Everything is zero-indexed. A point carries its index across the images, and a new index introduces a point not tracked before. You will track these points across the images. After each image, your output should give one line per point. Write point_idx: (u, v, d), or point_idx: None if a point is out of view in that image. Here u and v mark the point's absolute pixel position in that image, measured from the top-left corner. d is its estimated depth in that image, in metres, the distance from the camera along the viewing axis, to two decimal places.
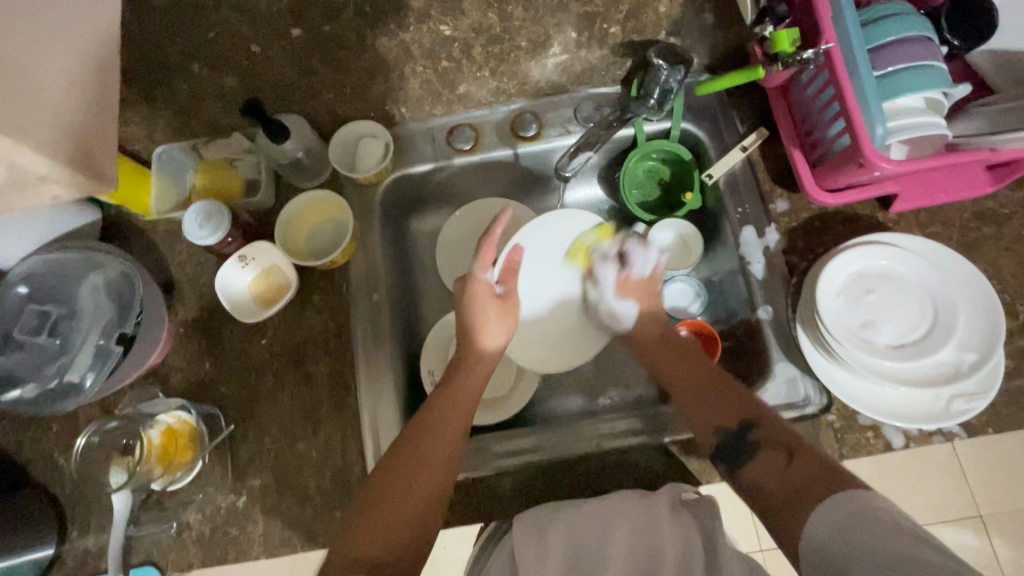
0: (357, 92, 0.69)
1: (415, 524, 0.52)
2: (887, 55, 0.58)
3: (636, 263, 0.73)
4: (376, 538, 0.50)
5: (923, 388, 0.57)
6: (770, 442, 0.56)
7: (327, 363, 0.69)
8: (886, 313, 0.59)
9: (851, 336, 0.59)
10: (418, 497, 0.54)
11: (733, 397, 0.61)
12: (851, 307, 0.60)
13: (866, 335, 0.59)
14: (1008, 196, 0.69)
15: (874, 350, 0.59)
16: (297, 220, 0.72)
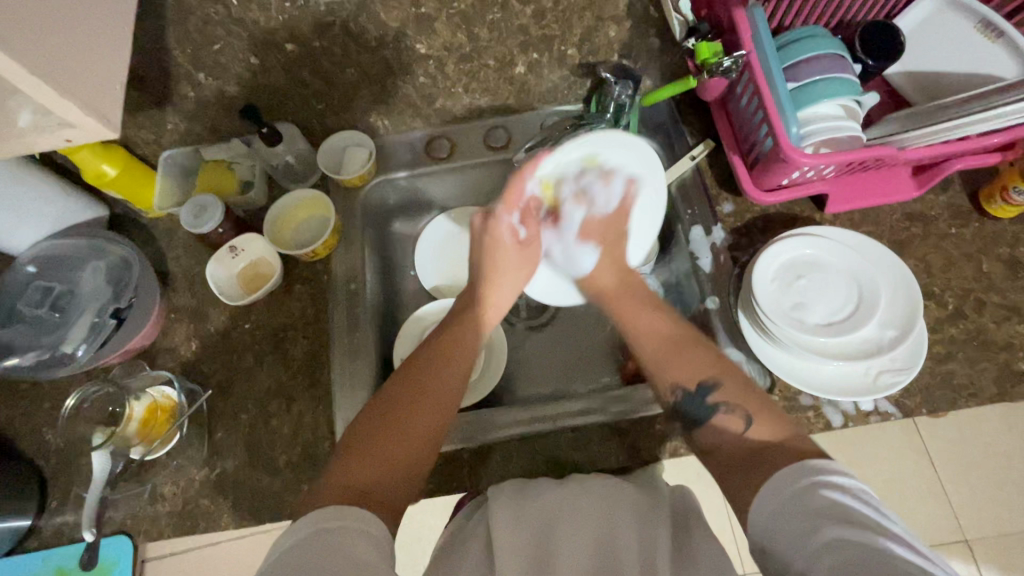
0: (345, 103, 0.77)
1: (409, 455, 0.55)
2: (801, 69, 0.67)
3: (599, 201, 0.71)
4: (365, 466, 0.53)
5: (854, 362, 0.62)
6: (728, 406, 0.54)
7: (305, 345, 0.74)
8: (817, 295, 0.65)
9: (785, 315, 0.64)
10: (408, 444, 0.56)
11: (703, 356, 0.60)
12: (785, 290, 0.66)
13: (799, 315, 0.64)
14: (933, 199, 0.76)
15: (806, 329, 0.64)
16: (286, 216, 0.79)
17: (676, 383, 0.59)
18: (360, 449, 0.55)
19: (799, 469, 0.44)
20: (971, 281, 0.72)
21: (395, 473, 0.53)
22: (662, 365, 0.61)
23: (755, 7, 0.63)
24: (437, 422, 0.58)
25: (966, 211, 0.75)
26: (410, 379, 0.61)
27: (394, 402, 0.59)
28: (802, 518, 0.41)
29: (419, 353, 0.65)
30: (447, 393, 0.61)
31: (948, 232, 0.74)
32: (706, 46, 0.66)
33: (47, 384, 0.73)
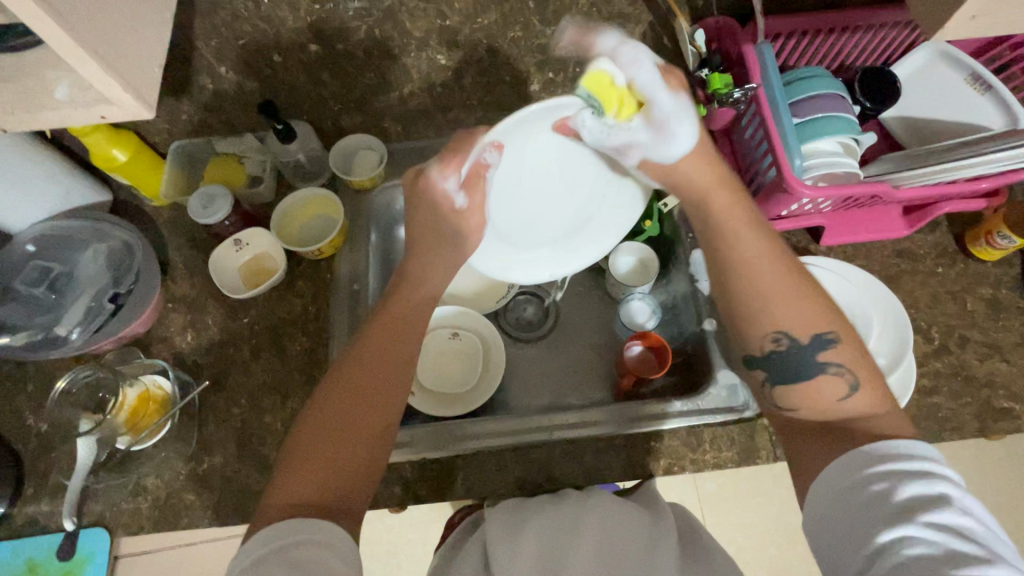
0: (361, 106, 0.79)
1: (359, 464, 0.50)
2: (805, 106, 0.70)
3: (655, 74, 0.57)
4: (317, 478, 0.48)
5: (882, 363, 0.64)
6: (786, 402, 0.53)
7: (303, 342, 0.74)
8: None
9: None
10: (349, 450, 0.50)
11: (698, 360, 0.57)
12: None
13: None
14: (923, 238, 0.79)
15: None
16: (292, 213, 0.79)
17: (777, 330, 0.53)
18: (308, 448, 0.49)
19: (868, 454, 0.45)
20: (955, 318, 0.75)
21: (348, 485, 0.49)
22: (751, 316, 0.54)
23: (764, 44, 0.66)
24: (381, 422, 0.52)
25: (952, 251, 0.78)
26: (352, 373, 0.53)
27: (335, 399, 0.52)
28: (866, 509, 0.42)
29: (373, 337, 0.56)
30: (381, 394, 0.53)
31: (935, 270, 0.77)
32: (716, 78, 0.68)
33: (33, 367, 0.71)
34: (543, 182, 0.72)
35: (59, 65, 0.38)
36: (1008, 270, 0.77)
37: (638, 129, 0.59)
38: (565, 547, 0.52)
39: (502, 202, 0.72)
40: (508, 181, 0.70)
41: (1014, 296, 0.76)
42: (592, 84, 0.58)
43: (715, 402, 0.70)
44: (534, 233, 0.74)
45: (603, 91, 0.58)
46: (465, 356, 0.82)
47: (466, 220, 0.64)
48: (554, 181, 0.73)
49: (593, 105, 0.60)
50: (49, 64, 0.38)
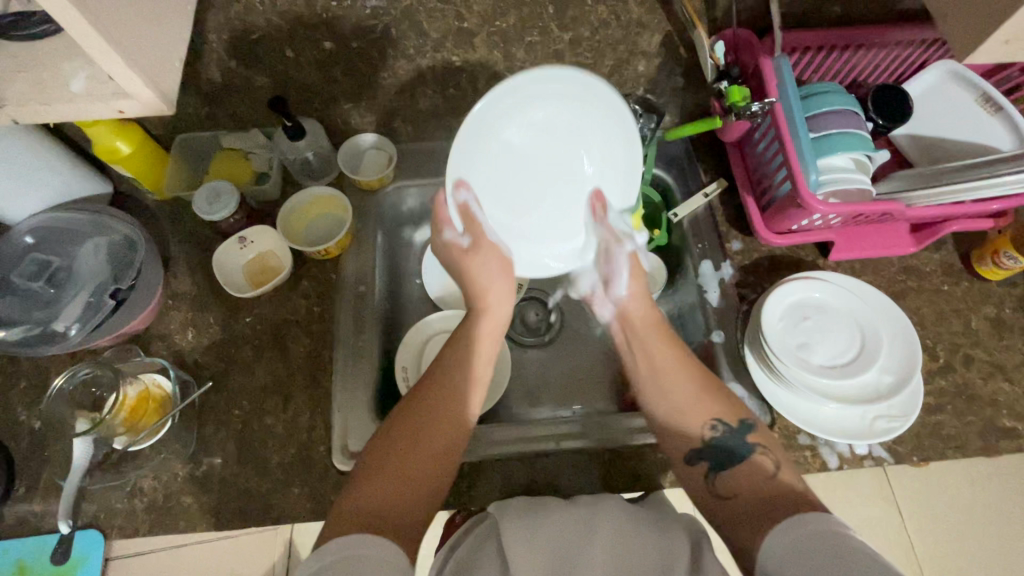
0: (372, 105, 0.78)
1: (421, 489, 0.51)
2: (821, 121, 0.70)
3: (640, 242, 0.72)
4: (384, 501, 0.49)
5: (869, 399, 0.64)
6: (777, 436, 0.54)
7: (308, 343, 0.72)
8: (821, 336, 0.67)
9: (791, 354, 0.66)
10: (415, 475, 0.51)
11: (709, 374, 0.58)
12: (793, 327, 0.68)
13: (803, 355, 0.67)
14: (929, 255, 0.79)
15: (811, 369, 0.66)
16: (299, 212, 0.78)
17: (713, 418, 0.57)
18: (376, 473, 0.51)
19: (813, 514, 0.45)
20: (959, 335, 0.75)
21: (412, 510, 0.49)
22: (682, 408, 0.58)
23: (782, 58, 0.66)
24: (449, 445, 0.54)
25: (957, 269, 0.79)
26: (421, 406, 0.55)
27: (405, 426, 0.54)
28: (819, 556, 0.41)
29: (435, 374, 0.59)
30: (449, 434, 0.54)
31: (940, 287, 0.78)
32: (736, 90, 0.68)
33: (27, 362, 0.69)
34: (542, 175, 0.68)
35: (78, 58, 0.37)
36: (1012, 290, 0.77)
37: (638, 239, 0.70)
38: (577, 548, 0.52)
39: (497, 192, 0.67)
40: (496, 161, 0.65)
41: (1018, 316, 0.76)
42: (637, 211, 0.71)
43: None
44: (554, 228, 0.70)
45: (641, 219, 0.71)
46: None
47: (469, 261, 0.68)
48: (545, 164, 0.67)
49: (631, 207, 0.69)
50: (65, 56, 0.37)
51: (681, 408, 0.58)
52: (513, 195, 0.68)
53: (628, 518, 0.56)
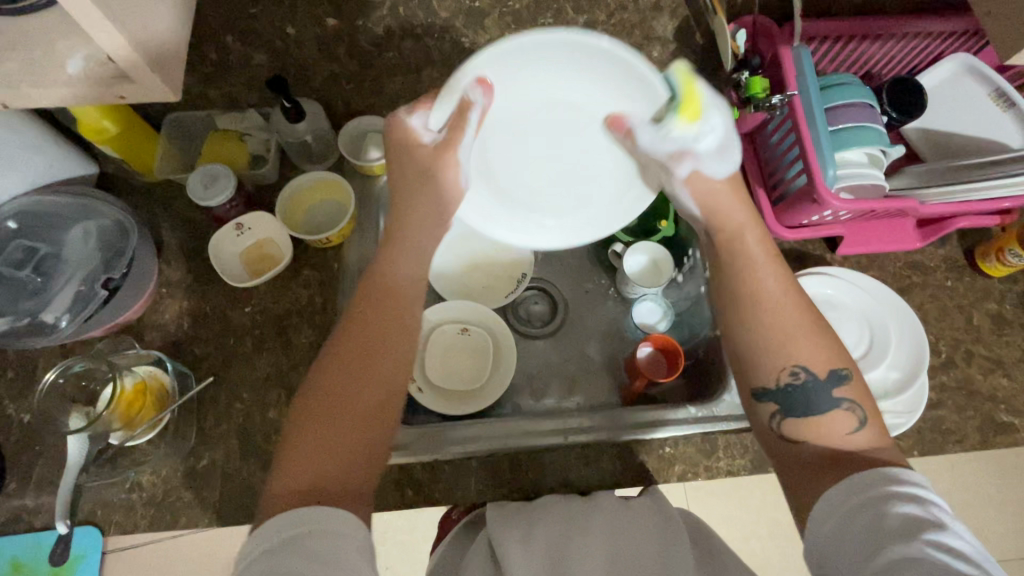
0: (374, 86, 0.75)
1: (363, 450, 0.48)
2: (838, 113, 0.69)
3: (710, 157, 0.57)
4: (312, 462, 0.46)
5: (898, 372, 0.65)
6: None
7: (310, 334, 0.70)
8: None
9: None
10: (350, 436, 0.47)
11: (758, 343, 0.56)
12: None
13: None
14: (934, 251, 0.80)
15: None
16: (299, 197, 0.75)
17: (795, 363, 0.51)
18: (306, 432, 0.47)
19: (871, 476, 0.44)
20: (961, 331, 0.76)
21: (349, 466, 0.47)
22: (766, 350, 0.52)
23: (801, 47, 0.65)
24: (379, 396, 0.49)
25: (961, 266, 0.79)
26: (347, 357, 0.50)
27: (338, 367, 0.50)
28: (867, 530, 0.41)
29: (359, 320, 0.52)
30: (377, 394, 0.49)
31: (944, 283, 0.78)
32: (756, 82, 0.65)
33: (14, 353, 0.66)
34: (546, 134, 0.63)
35: (71, 36, 0.37)
36: (1013, 287, 0.78)
37: (701, 136, 0.56)
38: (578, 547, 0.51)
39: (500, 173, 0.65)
40: (520, 184, 0.66)
41: (1018, 312, 0.77)
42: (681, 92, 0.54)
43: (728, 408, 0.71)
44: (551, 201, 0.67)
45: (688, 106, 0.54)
46: (474, 352, 0.80)
47: (443, 160, 0.57)
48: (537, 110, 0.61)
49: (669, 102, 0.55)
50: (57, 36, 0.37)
51: (755, 357, 0.52)
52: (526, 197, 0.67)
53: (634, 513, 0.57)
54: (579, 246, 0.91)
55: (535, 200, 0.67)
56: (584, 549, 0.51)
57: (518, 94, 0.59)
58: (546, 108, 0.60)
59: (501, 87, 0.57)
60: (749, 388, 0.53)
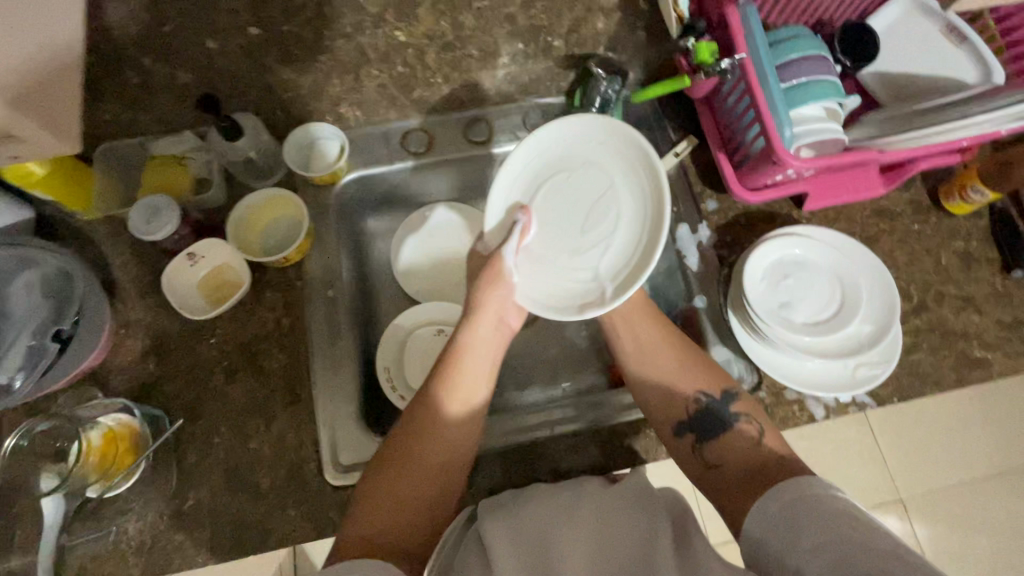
0: (312, 92, 0.72)
1: (423, 507, 0.56)
2: (793, 68, 0.67)
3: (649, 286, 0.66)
4: (377, 518, 0.54)
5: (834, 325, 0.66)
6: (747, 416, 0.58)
7: (281, 357, 0.69)
8: (802, 292, 0.67)
9: (774, 315, 0.66)
10: (418, 495, 0.56)
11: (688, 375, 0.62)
12: (772, 281, 0.68)
13: (784, 314, 0.67)
14: (899, 195, 0.80)
15: (792, 327, 0.66)
16: (252, 217, 0.73)
17: (699, 393, 0.61)
18: (377, 490, 0.56)
19: (797, 481, 0.48)
20: (930, 273, 0.77)
21: (414, 524, 0.55)
22: (668, 390, 0.61)
23: (747, 6, 0.63)
24: (447, 461, 0.58)
25: (927, 207, 0.79)
26: (418, 430, 0.58)
27: (411, 443, 0.58)
28: (794, 523, 0.45)
29: (423, 404, 0.60)
30: (439, 465, 0.58)
31: (911, 227, 0.79)
32: (704, 47, 0.65)
33: None
34: (572, 228, 0.64)
35: None
36: (978, 223, 0.79)
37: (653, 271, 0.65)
38: (553, 533, 0.51)
39: (533, 250, 0.64)
40: (544, 261, 0.64)
41: (984, 248, 0.78)
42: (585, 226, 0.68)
43: None
44: (563, 281, 0.63)
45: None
46: None
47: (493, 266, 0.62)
48: (576, 211, 0.65)
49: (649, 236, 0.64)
50: None
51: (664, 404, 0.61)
52: (539, 269, 0.64)
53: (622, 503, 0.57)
54: None
55: (545, 271, 0.64)
56: (567, 541, 0.51)
57: (568, 163, 0.65)
58: (586, 184, 0.65)
59: (562, 146, 0.65)
60: (667, 426, 0.61)
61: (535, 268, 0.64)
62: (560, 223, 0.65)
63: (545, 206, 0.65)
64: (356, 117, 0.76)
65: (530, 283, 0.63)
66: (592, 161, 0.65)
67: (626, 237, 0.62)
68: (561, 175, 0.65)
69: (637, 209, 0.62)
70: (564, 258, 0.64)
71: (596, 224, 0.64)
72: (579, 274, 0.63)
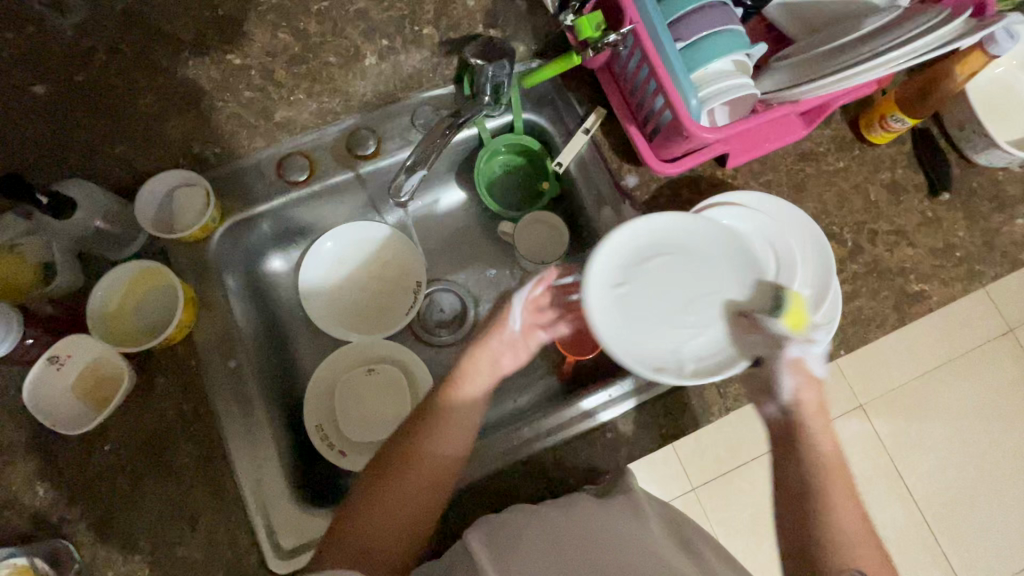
0: (155, 139, 0.65)
1: (405, 520, 0.55)
2: (687, 24, 0.60)
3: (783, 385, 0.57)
4: (367, 529, 0.54)
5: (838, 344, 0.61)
6: None
7: (192, 448, 0.61)
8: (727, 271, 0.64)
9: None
10: (402, 510, 0.55)
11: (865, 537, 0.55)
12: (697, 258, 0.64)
13: None
14: (820, 134, 0.76)
15: None
16: (119, 298, 0.63)
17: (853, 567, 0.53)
18: (368, 506, 0.55)
19: None
20: (861, 212, 0.74)
21: (400, 536, 0.54)
22: (832, 547, 0.53)
23: None
24: (439, 474, 0.56)
25: (849, 141, 0.76)
26: (418, 435, 0.57)
27: (404, 455, 0.57)
28: None
29: (421, 411, 0.59)
30: (426, 484, 0.56)
31: (837, 166, 0.75)
32: (587, 19, 0.60)
33: None
34: (670, 303, 0.57)
35: None
36: (901, 149, 0.76)
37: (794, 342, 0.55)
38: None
39: (620, 303, 0.56)
40: (629, 318, 0.56)
41: (910, 174, 0.75)
42: (791, 296, 0.56)
43: None
44: (644, 341, 0.55)
45: (799, 316, 0.55)
46: (388, 389, 0.72)
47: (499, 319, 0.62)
48: (676, 291, 0.57)
49: (774, 308, 0.56)
50: None
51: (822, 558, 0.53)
52: (618, 324, 0.55)
53: (593, 518, 0.56)
54: (468, 232, 0.84)
55: (637, 323, 0.56)
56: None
57: (688, 247, 0.59)
58: (693, 274, 0.58)
59: (708, 227, 0.59)
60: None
61: (618, 323, 0.55)
62: (659, 294, 0.57)
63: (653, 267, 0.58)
64: (217, 154, 0.67)
65: (616, 334, 0.55)
66: (712, 258, 0.58)
67: (707, 347, 0.56)
68: (677, 252, 0.58)
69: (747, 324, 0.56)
70: (637, 326, 0.56)
71: (684, 313, 0.57)
72: (656, 350, 0.55)
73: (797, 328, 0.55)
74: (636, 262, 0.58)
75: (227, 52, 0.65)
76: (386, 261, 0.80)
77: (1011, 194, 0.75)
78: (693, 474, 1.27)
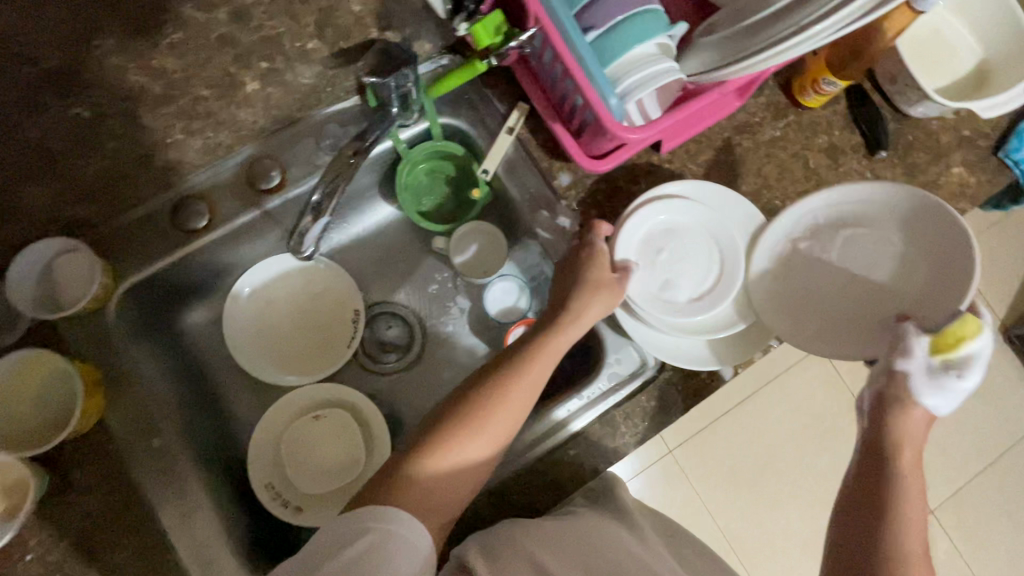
0: (18, 208, 0.57)
1: (476, 468, 0.53)
2: (602, 9, 0.55)
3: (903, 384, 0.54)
4: (440, 478, 0.50)
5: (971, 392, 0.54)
6: None
7: (126, 544, 0.55)
8: (683, 264, 0.64)
9: (655, 299, 0.63)
10: (475, 455, 0.52)
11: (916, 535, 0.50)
12: (647, 248, 0.64)
13: (668, 295, 0.63)
14: (753, 103, 0.72)
15: (676, 307, 0.63)
16: (10, 393, 0.56)
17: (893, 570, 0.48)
18: (446, 445, 0.51)
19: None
20: (801, 180, 0.72)
21: (459, 487, 0.52)
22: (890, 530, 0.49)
23: None
24: (509, 427, 0.54)
25: (784, 107, 0.73)
26: (488, 397, 0.54)
27: (488, 396, 0.54)
28: None
29: (543, 339, 0.58)
30: (504, 432, 0.54)
31: (774, 135, 0.72)
32: (485, 23, 0.55)
33: None
34: (843, 273, 0.63)
35: None
36: (835, 109, 0.73)
37: (929, 368, 0.53)
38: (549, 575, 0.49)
39: (813, 259, 0.63)
40: (817, 273, 0.63)
41: (847, 134, 0.73)
42: (958, 322, 0.53)
43: (619, 374, 0.66)
44: (805, 298, 0.63)
45: (953, 340, 0.53)
46: (339, 434, 0.68)
47: (578, 314, 0.59)
48: (866, 263, 0.62)
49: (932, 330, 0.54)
50: None
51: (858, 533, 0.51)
52: (814, 273, 0.63)
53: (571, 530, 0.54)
54: (402, 248, 0.78)
55: (783, 282, 0.63)
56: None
57: (872, 224, 0.62)
58: (876, 251, 0.62)
59: (881, 213, 0.61)
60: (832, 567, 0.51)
61: (823, 273, 0.63)
62: (830, 263, 0.63)
63: (830, 240, 0.63)
64: (95, 212, 0.59)
65: (810, 280, 0.63)
66: (891, 241, 0.61)
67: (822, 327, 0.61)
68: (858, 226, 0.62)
69: (859, 318, 0.61)
70: (805, 284, 0.63)
71: (836, 290, 0.62)
72: (845, 307, 0.62)
73: (943, 354, 0.53)
74: (823, 228, 0.63)
75: (69, 104, 0.57)
76: (322, 295, 0.74)
77: (946, 142, 0.74)
78: (669, 436, 1.30)
